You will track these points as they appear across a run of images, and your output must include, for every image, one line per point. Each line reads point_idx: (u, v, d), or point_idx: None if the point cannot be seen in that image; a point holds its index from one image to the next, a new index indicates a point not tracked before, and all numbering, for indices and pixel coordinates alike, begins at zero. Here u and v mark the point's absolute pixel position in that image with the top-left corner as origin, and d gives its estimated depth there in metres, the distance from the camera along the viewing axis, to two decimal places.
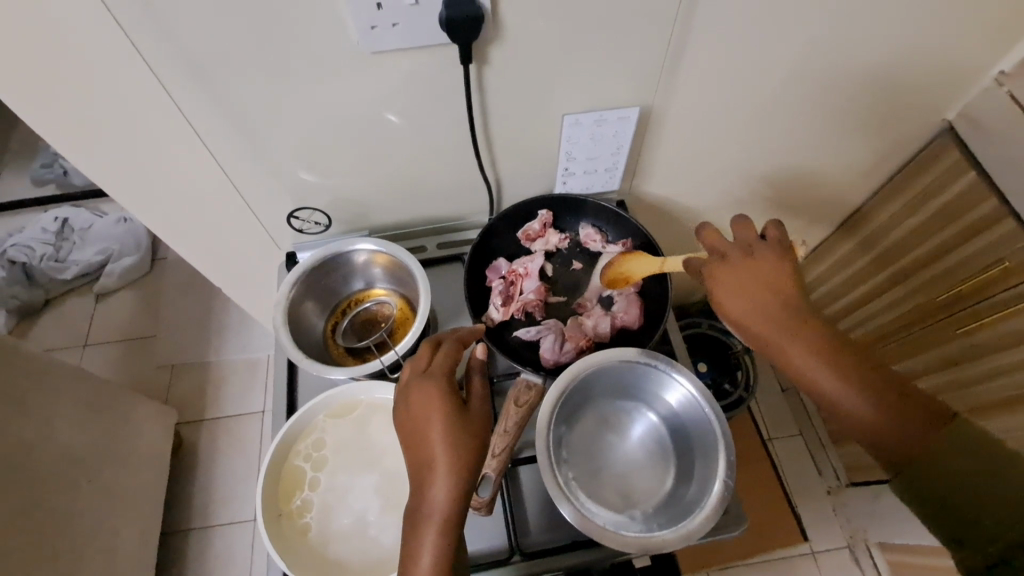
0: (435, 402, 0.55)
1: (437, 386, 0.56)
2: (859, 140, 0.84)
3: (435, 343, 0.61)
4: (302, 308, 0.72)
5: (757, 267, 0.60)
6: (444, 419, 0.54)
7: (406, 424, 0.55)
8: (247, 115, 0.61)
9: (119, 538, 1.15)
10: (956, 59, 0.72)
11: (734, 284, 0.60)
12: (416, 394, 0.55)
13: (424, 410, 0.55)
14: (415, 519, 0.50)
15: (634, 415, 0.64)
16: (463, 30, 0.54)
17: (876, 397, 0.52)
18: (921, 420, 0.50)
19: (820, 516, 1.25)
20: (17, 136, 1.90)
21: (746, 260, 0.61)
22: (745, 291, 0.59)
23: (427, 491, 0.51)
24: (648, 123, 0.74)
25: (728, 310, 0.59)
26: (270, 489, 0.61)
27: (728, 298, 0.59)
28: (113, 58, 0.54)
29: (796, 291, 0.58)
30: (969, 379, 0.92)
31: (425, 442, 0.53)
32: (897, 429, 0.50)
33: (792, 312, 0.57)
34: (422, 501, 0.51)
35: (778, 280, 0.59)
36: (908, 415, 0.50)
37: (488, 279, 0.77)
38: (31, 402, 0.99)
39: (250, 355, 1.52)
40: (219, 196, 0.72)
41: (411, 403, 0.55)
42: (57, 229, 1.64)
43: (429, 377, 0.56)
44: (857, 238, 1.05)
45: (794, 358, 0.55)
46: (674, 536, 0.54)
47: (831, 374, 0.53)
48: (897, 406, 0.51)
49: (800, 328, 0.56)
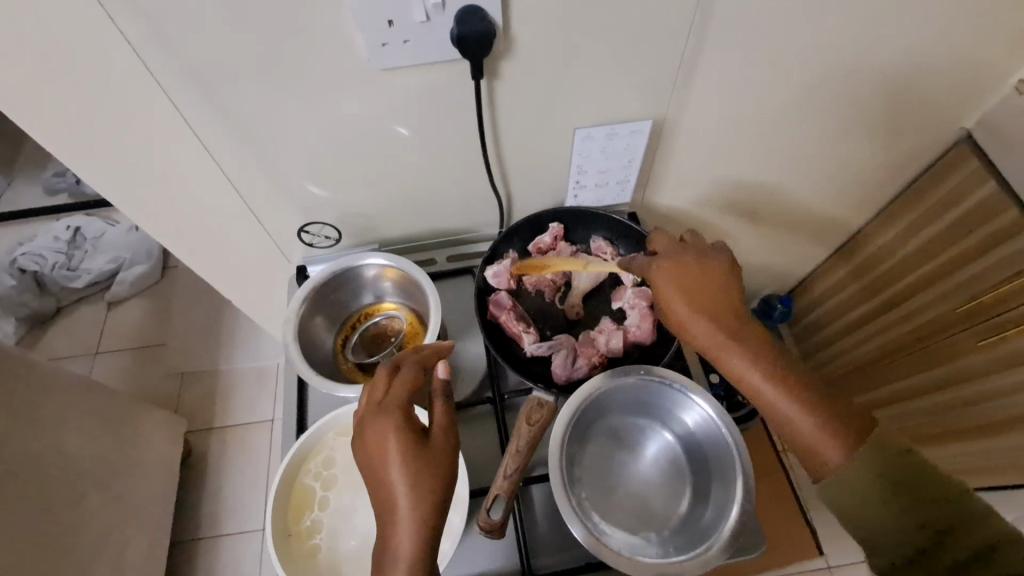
0: (389, 436, 0.52)
1: (392, 418, 0.53)
2: (874, 149, 0.82)
3: (392, 369, 0.57)
4: (313, 323, 0.71)
5: (701, 275, 0.59)
6: (400, 454, 0.51)
7: (365, 458, 0.52)
8: (257, 130, 0.61)
9: (129, 548, 1.15)
10: (973, 68, 0.71)
11: (684, 291, 0.59)
12: (371, 427, 0.52)
13: (379, 443, 0.52)
14: (385, 555, 0.49)
15: (648, 434, 0.63)
16: (473, 46, 0.54)
17: (814, 412, 0.52)
18: (849, 437, 0.50)
19: (835, 529, 1.23)
20: (30, 146, 1.92)
21: (695, 268, 0.60)
22: (694, 299, 0.58)
23: (393, 534, 0.49)
24: (660, 136, 0.73)
25: (678, 315, 0.58)
26: (280, 510, 0.60)
27: (677, 300, 0.58)
28: (126, 78, 0.54)
29: (737, 300, 0.58)
30: (980, 396, 0.91)
31: (383, 476, 0.51)
32: (828, 444, 0.50)
33: (733, 322, 0.57)
34: (387, 535, 0.49)
35: (720, 290, 0.58)
36: (839, 431, 0.50)
37: (493, 314, 0.72)
38: (42, 414, 0.99)
39: (260, 364, 1.53)
40: (230, 211, 0.72)
41: (366, 441, 0.52)
42: (69, 237, 1.66)
43: (383, 412, 0.53)
44: (860, 257, 1.05)
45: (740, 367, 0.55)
46: (692, 562, 0.53)
47: (774, 383, 0.53)
48: (833, 421, 0.51)
49: (741, 338, 0.55)
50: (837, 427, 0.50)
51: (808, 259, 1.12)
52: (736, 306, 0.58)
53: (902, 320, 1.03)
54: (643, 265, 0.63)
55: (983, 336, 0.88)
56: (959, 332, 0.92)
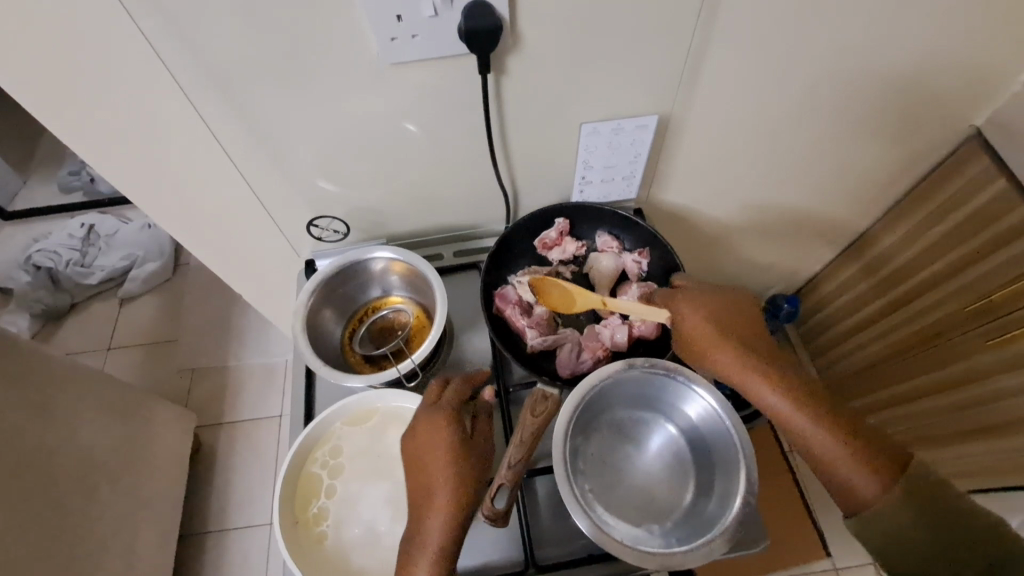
0: (438, 438, 0.57)
1: (441, 423, 0.58)
2: (883, 146, 0.82)
3: (445, 380, 0.62)
4: (321, 315, 0.72)
5: (723, 314, 0.66)
6: (446, 456, 0.56)
7: (414, 456, 0.58)
8: (268, 125, 0.62)
9: (139, 540, 1.17)
10: (982, 65, 0.70)
11: (706, 327, 0.64)
12: (422, 429, 0.58)
13: (428, 443, 0.58)
14: (413, 545, 0.54)
15: (652, 427, 0.64)
16: (482, 41, 0.54)
17: (836, 437, 0.57)
18: (887, 473, 0.55)
19: (842, 531, 1.22)
20: (44, 145, 1.96)
21: (715, 308, 0.66)
22: (719, 332, 0.64)
23: (424, 526, 0.55)
24: (666, 132, 0.73)
25: (703, 346, 0.64)
26: (288, 497, 0.61)
27: (703, 333, 0.64)
28: (144, 71, 0.55)
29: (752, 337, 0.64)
30: (986, 398, 0.91)
31: (431, 474, 0.56)
32: (855, 469, 0.55)
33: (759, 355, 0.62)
34: (421, 526, 0.55)
35: (736, 331, 0.65)
36: (879, 467, 0.55)
37: (498, 307, 0.73)
38: (56, 405, 1.01)
39: (268, 360, 1.54)
40: (243, 204, 0.73)
41: (417, 440, 0.58)
42: (83, 235, 1.69)
43: (434, 416, 0.59)
44: (863, 261, 1.06)
45: (767, 394, 0.61)
46: (694, 552, 0.53)
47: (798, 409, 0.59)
48: (856, 447, 0.56)
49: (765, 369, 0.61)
50: (859, 453, 0.56)
51: (815, 259, 1.11)
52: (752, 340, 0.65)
53: (913, 318, 1.02)
54: (665, 298, 0.69)
55: (993, 335, 0.87)
56: (969, 331, 0.91)
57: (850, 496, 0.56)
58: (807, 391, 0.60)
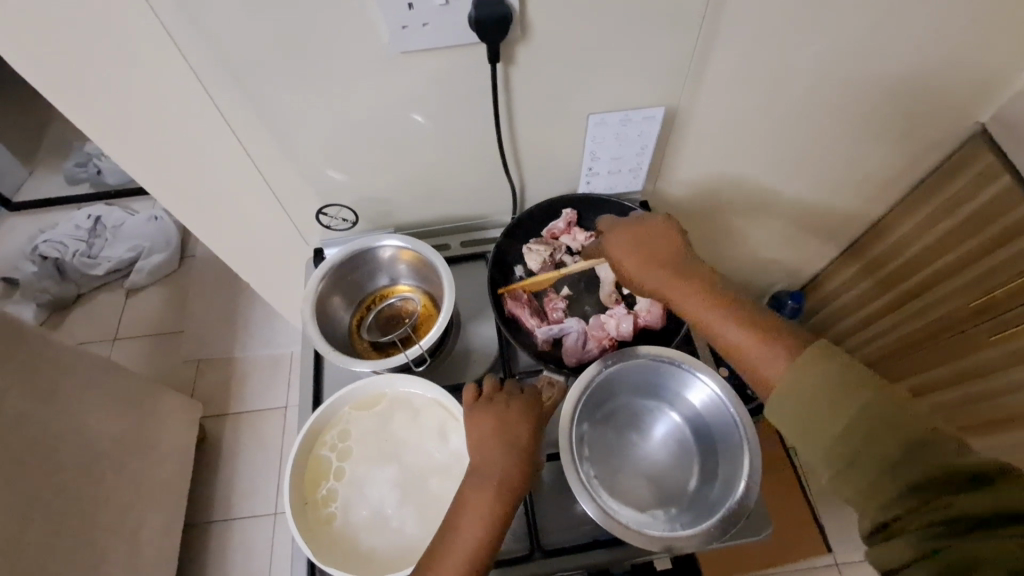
0: (523, 421, 0.56)
1: (528, 409, 0.57)
2: (889, 141, 0.82)
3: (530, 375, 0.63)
4: (330, 302, 0.73)
5: (647, 231, 0.64)
6: (526, 442, 0.55)
7: (478, 435, 0.56)
8: (279, 114, 0.63)
9: (144, 527, 1.18)
10: (989, 60, 0.70)
11: (629, 250, 0.64)
12: (509, 406, 0.57)
13: (509, 420, 0.56)
14: (466, 511, 0.52)
15: (657, 415, 0.64)
16: (492, 29, 0.55)
17: (750, 333, 0.55)
18: (786, 347, 0.53)
19: (844, 527, 1.22)
20: (50, 136, 1.97)
21: (638, 228, 0.65)
22: (639, 254, 0.63)
23: (482, 499, 0.52)
24: (673, 124, 0.74)
25: (625, 267, 0.64)
26: (297, 479, 0.62)
27: (626, 257, 0.64)
28: (159, 56, 0.56)
29: (676, 248, 0.62)
30: (1003, 388, 0.92)
31: (497, 457, 0.54)
32: (768, 360, 0.53)
33: (677, 267, 0.61)
34: (475, 500, 0.52)
35: (660, 245, 0.63)
36: (777, 344, 0.53)
37: (508, 307, 0.73)
38: (63, 392, 1.02)
39: (273, 352, 1.55)
40: (253, 192, 0.74)
41: (501, 414, 0.57)
42: (89, 226, 1.70)
43: (522, 399, 0.58)
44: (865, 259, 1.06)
45: (681, 302, 0.60)
46: (698, 535, 0.54)
47: (712, 312, 0.57)
48: (769, 339, 0.54)
49: (682, 279, 0.60)
50: (771, 343, 0.54)
51: (820, 254, 1.11)
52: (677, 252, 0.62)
53: (918, 315, 1.02)
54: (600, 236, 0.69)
55: (996, 330, 0.88)
56: (974, 326, 0.92)
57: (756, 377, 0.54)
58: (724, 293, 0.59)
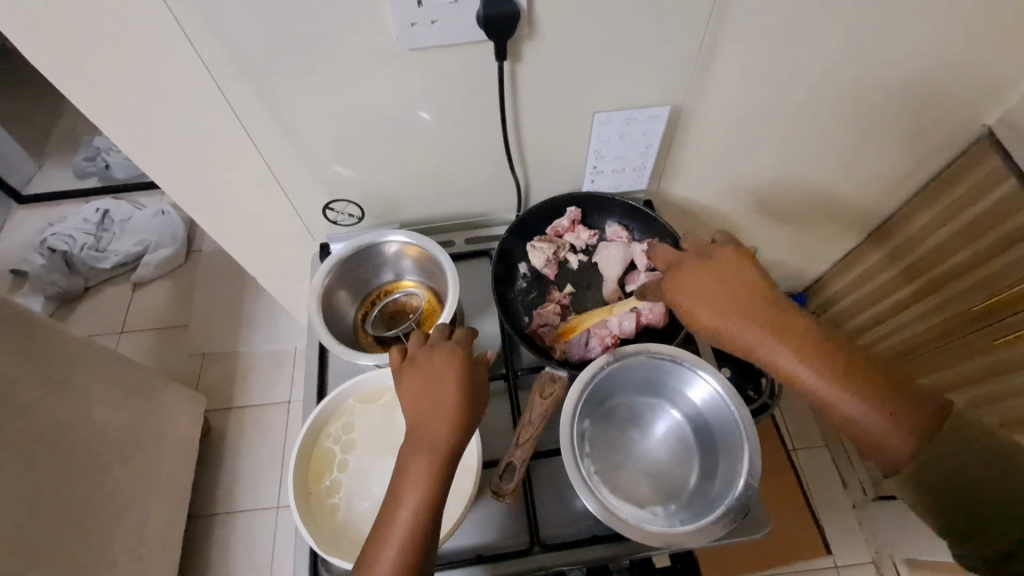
0: (448, 375, 0.55)
1: (451, 363, 0.56)
2: (894, 143, 0.82)
3: (449, 328, 0.62)
4: (336, 297, 0.74)
5: (736, 281, 0.60)
6: (455, 394, 0.54)
7: (408, 400, 0.55)
8: (289, 109, 0.64)
9: (149, 518, 1.19)
10: (998, 63, 0.70)
11: (721, 303, 0.59)
12: (430, 364, 0.56)
13: (433, 377, 0.55)
14: (399, 478, 0.51)
15: (657, 412, 0.65)
16: (500, 27, 0.55)
17: (876, 404, 0.52)
18: (917, 420, 0.50)
19: (844, 529, 1.22)
20: (59, 131, 1.99)
21: (730, 276, 0.60)
22: (734, 308, 0.58)
23: (412, 463, 0.51)
24: (678, 123, 0.74)
25: (717, 326, 0.59)
26: (302, 470, 0.63)
27: (714, 314, 0.59)
28: (172, 50, 0.57)
29: (774, 300, 0.58)
30: (993, 397, 0.91)
31: (429, 418, 0.53)
32: (897, 435, 0.50)
33: (780, 324, 0.57)
34: (408, 467, 0.51)
35: (756, 297, 0.58)
36: (906, 419, 0.51)
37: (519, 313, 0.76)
38: (72, 382, 1.03)
39: (278, 347, 1.56)
40: (260, 186, 0.75)
41: (423, 374, 0.56)
42: (98, 220, 1.72)
43: (442, 354, 0.57)
44: (877, 255, 1.05)
45: (788, 367, 0.55)
46: (696, 531, 0.54)
47: (826, 377, 0.53)
48: (895, 410, 0.51)
49: (786, 339, 0.56)
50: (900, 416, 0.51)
51: (823, 256, 1.11)
52: (776, 305, 0.58)
53: (926, 315, 1.02)
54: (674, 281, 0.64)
55: (998, 334, 0.88)
56: (976, 331, 0.92)
57: (880, 454, 0.51)
58: (839, 355, 0.54)
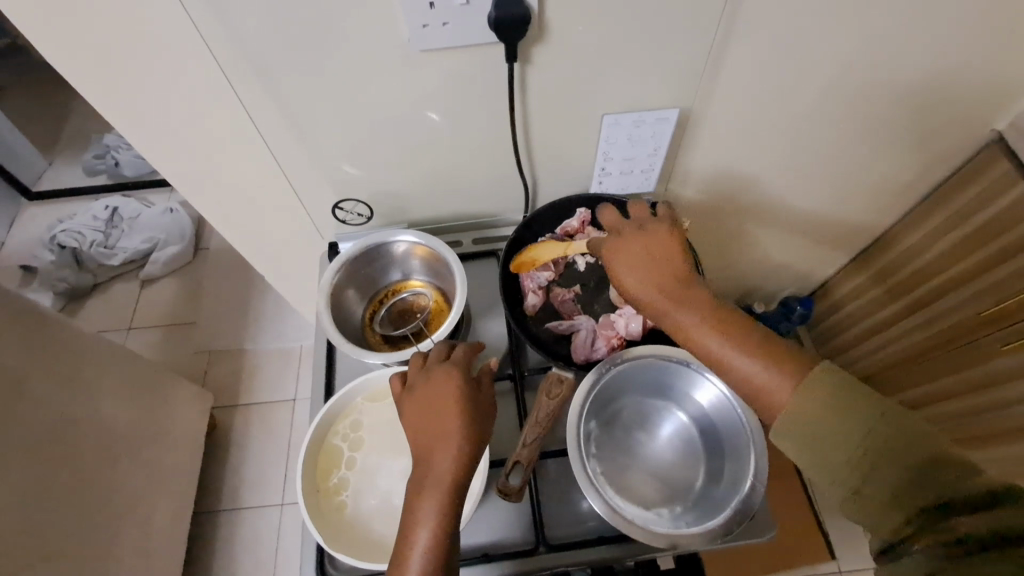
0: (447, 399, 0.55)
1: (450, 386, 0.56)
2: (903, 147, 0.81)
3: (448, 347, 0.61)
4: (345, 295, 0.74)
5: (649, 239, 0.59)
6: (456, 418, 0.54)
7: (411, 429, 0.55)
8: (300, 109, 0.64)
9: (156, 513, 1.20)
10: (1009, 68, 0.70)
11: (631, 258, 0.58)
12: (428, 389, 0.56)
13: (432, 404, 0.55)
14: (409, 513, 0.50)
15: (663, 414, 0.65)
16: (511, 30, 0.56)
17: (758, 358, 0.50)
18: (799, 373, 0.49)
19: (849, 535, 1.21)
20: (70, 129, 2.01)
21: (639, 234, 0.60)
22: (638, 262, 0.57)
23: (420, 494, 0.51)
24: (687, 126, 0.74)
25: (622, 281, 0.58)
26: (309, 467, 0.63)
27: (624, 268, 0.58)
28: (187, 49, 0.58)
29: (682, 259, 0.57)
30: (1004, 401, 0.92)
31: (433, 446, 0.53)
32: (781, 389, 0.49)
33: (678, 282, 0.55)
34: (417, 499, 0.51)
35: (663, 254, 0.57)
36: (786, 371, 0.49)
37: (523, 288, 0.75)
38: (81, 377, 1.04)
39: (285, 345, 1.57)
40: (270, 184, 0.75)
41: (422, 402, 0.56)
42: (107, 217, 1.74)
43: (440, 378, 0.57)
44: (879, 264, 1.06)
45: (677, 321, 0.54)
46: (702, 534, 0.54)
47: (713, 333, 0.52)
48: (777, 364, 0.50)
49: (684, 297, 0.55)
50: (782, 370, 0.49)
51: (830, 260, 1.11)
52: (681, 263, 0.57)
53: (927, 324, 1.01)
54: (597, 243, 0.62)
55: (1004, 341, 0.88)
56: (982, 337, 0.92)
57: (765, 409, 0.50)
58: (727, 313, 0.54)
